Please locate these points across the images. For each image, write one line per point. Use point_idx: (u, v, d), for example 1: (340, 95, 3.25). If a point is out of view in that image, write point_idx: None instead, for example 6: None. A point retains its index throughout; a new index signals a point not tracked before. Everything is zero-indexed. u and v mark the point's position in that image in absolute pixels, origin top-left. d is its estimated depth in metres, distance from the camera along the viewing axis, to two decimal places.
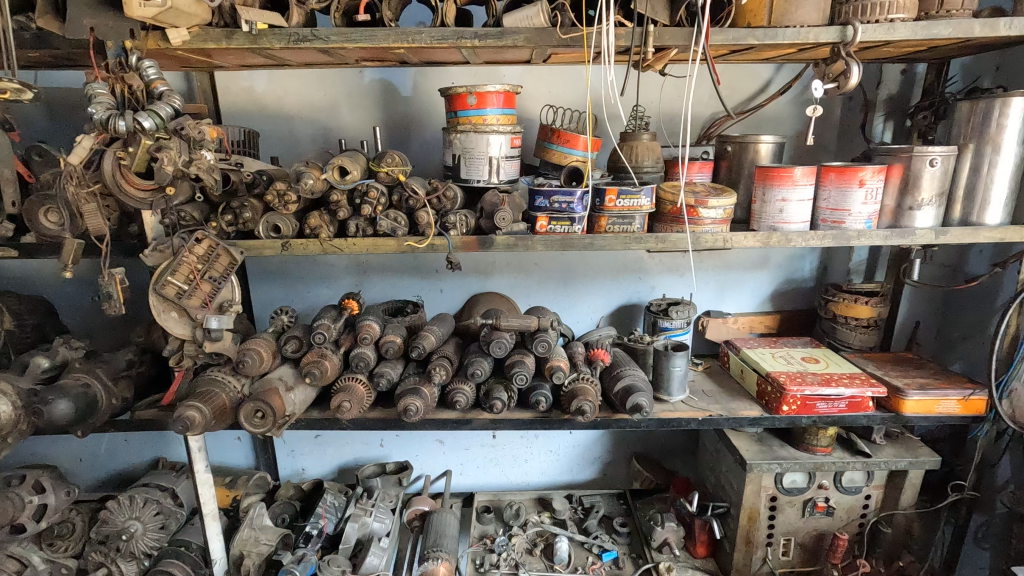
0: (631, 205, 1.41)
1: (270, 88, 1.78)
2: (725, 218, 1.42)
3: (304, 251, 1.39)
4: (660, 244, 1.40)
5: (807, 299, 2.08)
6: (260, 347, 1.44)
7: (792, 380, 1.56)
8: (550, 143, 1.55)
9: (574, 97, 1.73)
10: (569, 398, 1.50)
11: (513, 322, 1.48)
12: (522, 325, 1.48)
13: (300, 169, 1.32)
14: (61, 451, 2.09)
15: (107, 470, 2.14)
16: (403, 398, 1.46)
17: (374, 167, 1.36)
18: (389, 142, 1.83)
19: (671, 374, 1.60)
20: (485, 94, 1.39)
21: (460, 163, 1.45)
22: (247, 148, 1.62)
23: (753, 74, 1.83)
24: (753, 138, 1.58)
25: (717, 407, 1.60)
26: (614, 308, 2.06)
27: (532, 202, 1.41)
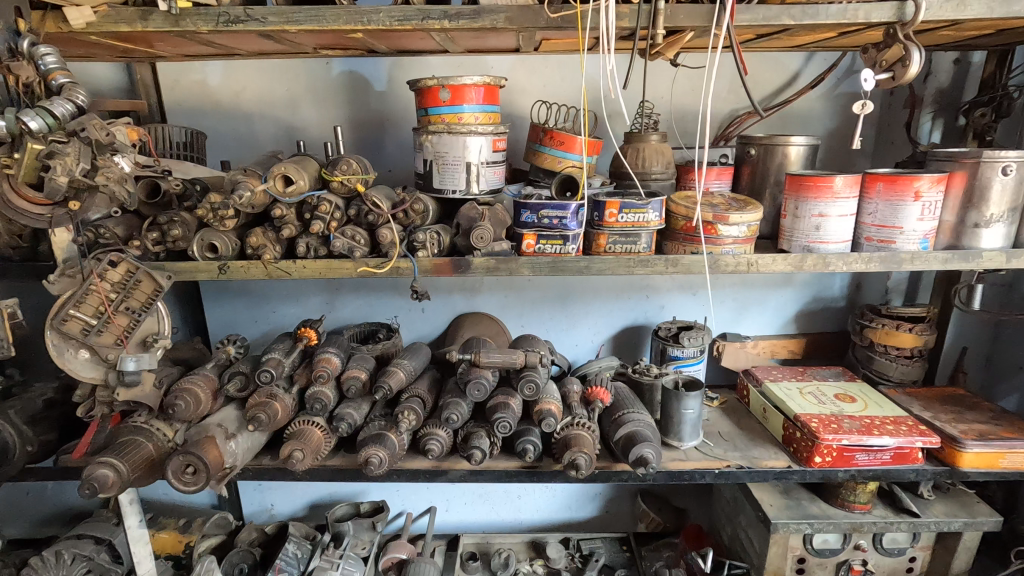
0: (636, 220, 1.18)
1: (226, 82, 1.56)
2: (748, 236, 1.18)
3: (245, 275, 1.17)
4: (671, 268, 1.16)
5: (837, 321, 1.84)
6: (197, 388, 1.23)
7: (826, 425, 1.33)
8: (542, 146, 1.34)
9: (573, 91, 1.50)
10: (561, 448, 1.27)
11: (496, 359, 1.25)
12: (507, 361, 1.25)
13: (235, 178, 1.09)
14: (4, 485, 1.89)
15: (56, 505, 1.94)
16: (365, 448, 1.24)
17: (327, 176, 1.13)
18: (362, 144, 1.60)
19: (683, 418, 1.36)
20: (461, 87, 1.16)
21: (432, 170, 1.21)
22: (192, 151, 1.41)
23: (779, 64, 1.61)
24: (782, 139, 1.34)
25: (737, 456, 1.36)
26: (618, 330, 1.83)
27: (518, 217, 1.18)
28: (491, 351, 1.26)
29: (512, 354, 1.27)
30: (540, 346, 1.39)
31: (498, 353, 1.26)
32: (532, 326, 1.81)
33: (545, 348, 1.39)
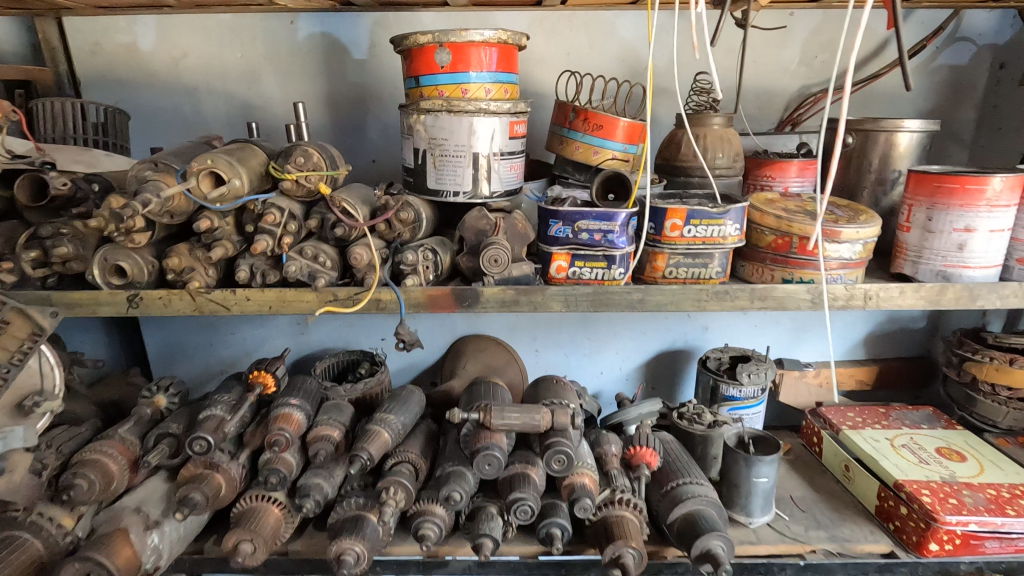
0: (709, 235, 0.85)
1: (161, 47, 1.21)
2: (864, 258, 0.85)
3: (166, 310, 0.84)
4: (758, 302, 0.84)
5: (917, 346, 1.53)
6: (107, 459, 0.91)
7: (941, 501, 1.01)
8: (572, 131, 1.02)
9: (608, 59, 1.17)
10: (599, 535, 0.96)
11: (514, 421, 0.93)
12: (531, 425, 0.93)
13: (142, 176, 0.76)
14: None
15: None
16: (337, 538, 0.92)
17: (276, 173, 0.81)
18: (337, 127, 1.26)
19: (753, 489, 1.05)
20: (465, 46, 0.83)
21: (426, 165, 0.88)
22: (111, 136, 1.06)
23: (865, 28, 1.28)
24: (891, 123, 1.01)
25: (822, 537, 1.05)
26: (651, 356, 1.50)
27: (544, 230, 0.86)
28: (507, 410, 0.93)
29: (538, 413, 0.94)
30: (572, 398, 1.06)
31: (516, 412, 0.93)
32: (548, 353, 1.48)
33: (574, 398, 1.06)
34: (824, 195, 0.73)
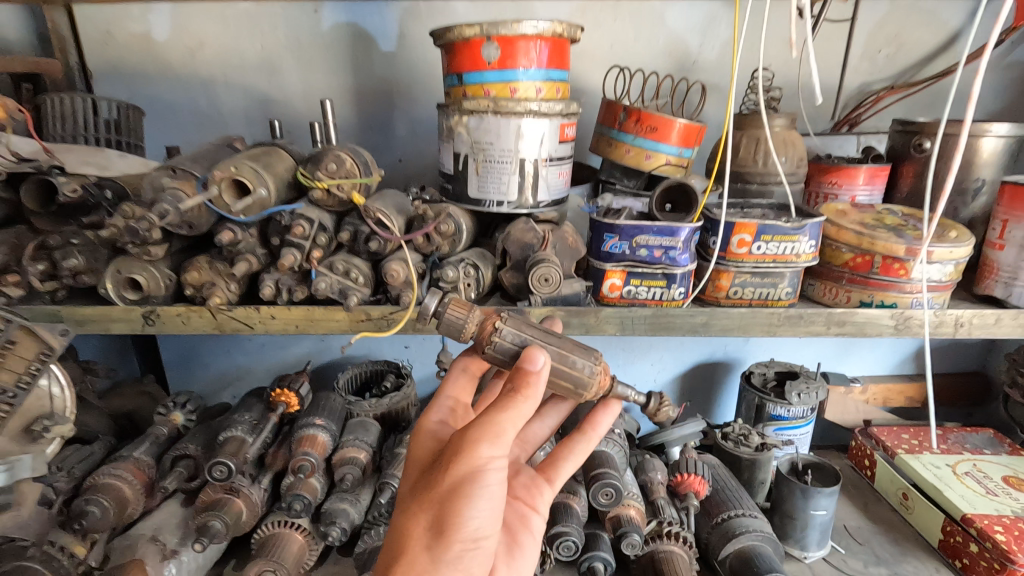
0: (780, 252, 0.77)
1: (176, 36, 1.13)
2: (953, 279, 0.77)
3: (183, 328, 0.77)
4: (835, 328, 0.76)
5: (971, 361, 1.44)
6: (121, 483, 0.85)
7: (1018, 539, 0.93)
8: (622, 133, 0.93)
9: (656, 55, 1.09)
10: (645, 570, 0.89)
11: (554, 381, 0.62)
12: (536, 342, 0.61)
13: (160, 182, 0.69)
14: None
15: None
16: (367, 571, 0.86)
17: (306, 181, 0.73)
18: (364, 123, 1.18)
19: (810, 522, 0.97)
20: (515, 40, 0.74)
21: (468, 171, 0.80)
22: (123, 135, 0.97)
23: (934, 22, 1.18)
24: (975, 127, 0.92)
25: (884, 573, 0.98)
26: (687, 369, 1.42)
27: (596, 245, 0.78)
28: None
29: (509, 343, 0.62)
30: (451, 326, 0.62)
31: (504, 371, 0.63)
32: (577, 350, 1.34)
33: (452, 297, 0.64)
34: (937, 211, 0.67)
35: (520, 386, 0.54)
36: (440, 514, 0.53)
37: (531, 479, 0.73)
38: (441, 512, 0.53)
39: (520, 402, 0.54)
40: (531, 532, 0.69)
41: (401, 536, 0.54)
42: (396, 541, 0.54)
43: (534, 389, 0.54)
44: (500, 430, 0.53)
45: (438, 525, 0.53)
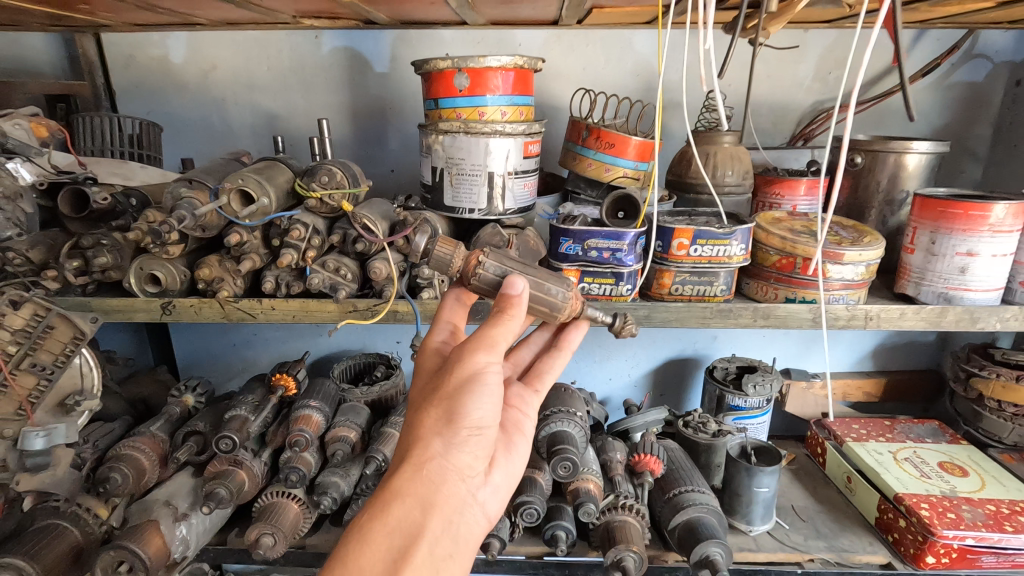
0: (714, 254, 0.88)
1: (191, 59, 1.26)
2: (865, 279, 0.88)
3: (196, 316, 0.89)
4: (761, 321, 0.87)
5: (925, 359, 1.53)
6: (140, 454, 0.97)
7: (940, 515, 1.04)
8: (585, 148, 1.04)
9: (620, 77, 1.21)
10: (602, 538, 1.00)
11: (532, 306, 0.72)
12: (516, 272, 0.71)
13: (178, 192, 0.81)
14: None
15: None
16: None
17: (302, 191, 0.85)
18: (359, 137, 1.30)
19: (754, 499, 1.08)
20: (483, 71, 0.86)
21: (444, 182, 0.92)
22: (144, 149, 1.10)
23: (879, 46, 1.28)
24: (900, 144, 1.03)
25: (822, 546, 1.09)
26: (659, 364, 1.53)
27: (554, 247, 0.90)
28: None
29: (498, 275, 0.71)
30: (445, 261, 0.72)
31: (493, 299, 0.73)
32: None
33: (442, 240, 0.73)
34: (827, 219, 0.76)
35: (508, 306, 0.64)
36: (450, 405, 0.61)
37: (522, 389, 0.82)
38: (450, 406, 0.61)
39: (507, 320, 0.65)
40: (524, 434, 0.77)
41: (416, 427, 0.62)
42: (410, 433, 0.62)
43: (518, 309, 0.65)
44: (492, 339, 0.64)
45: (448, 417, 0.61)
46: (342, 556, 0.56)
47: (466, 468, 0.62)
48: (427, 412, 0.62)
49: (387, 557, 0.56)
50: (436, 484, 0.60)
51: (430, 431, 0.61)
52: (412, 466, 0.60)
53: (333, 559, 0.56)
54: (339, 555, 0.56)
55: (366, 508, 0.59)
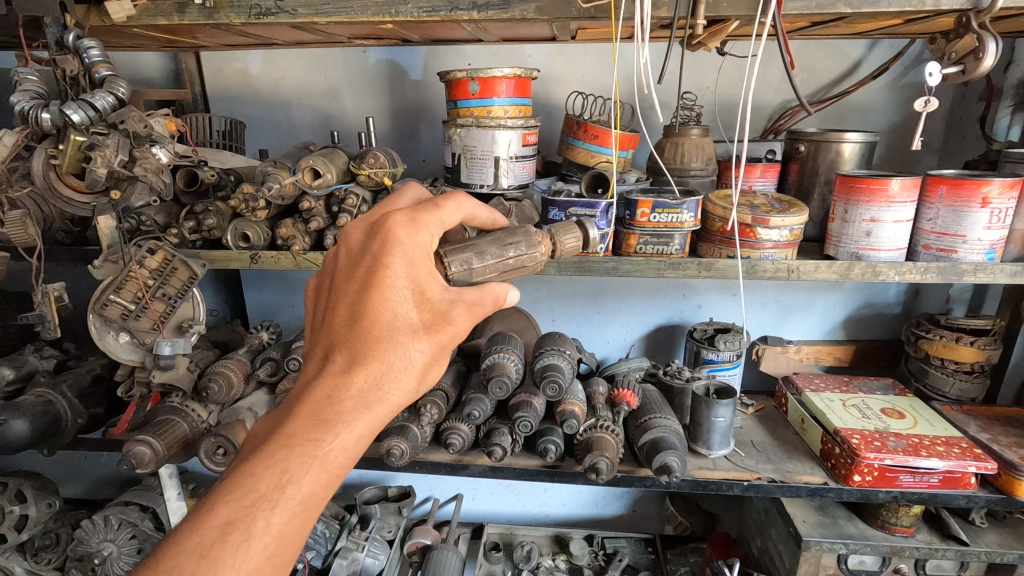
0: (670, 220, 1.12)
1: (266, 71, 1.57)
2: (790, 240, 1.11)
3: (275, 265, 1.18)
4: (705, 271, 1.11)
5: (891, 329, 1.72)
6: (229, 372, 1.27)
7: (868, 442, 1.25)
8: (576, 139, 1.29)
9: (612, 83, 1.46)
10: (583, 450, 1.24)
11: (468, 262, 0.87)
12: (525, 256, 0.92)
13: (266, 170, 1.11)
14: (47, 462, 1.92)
15: (91, 479, 1.92)
16: (387, 438, 1.24)
17: (355, 170, 1.14)
18: (397, 133, 1.60)
19: (712, 426, 1.31)
20: (491, 80, 1.13)
21: (461, 165, 1.20)
22: (232, 140, 1.42)
23: (838, 52, 1.48)
24: (835, 135, 1.24)
25: (770, 468, 1.31)
26: (650, 329, 1.77)
27: (545, 215, 1.16)
28: (488, 255, 0.88)
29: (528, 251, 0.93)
30: (564, 234, 1.00)
31: (516, 241, 0.92)
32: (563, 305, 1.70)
33: (579, 243, 1.02)
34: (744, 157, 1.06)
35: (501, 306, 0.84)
36: (427, 368, 0.75)
37: None
38: (430, 365, 0.75)
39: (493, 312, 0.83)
40: None
41: (395, 380, 0.71)
42: (388, 380, 0.71)
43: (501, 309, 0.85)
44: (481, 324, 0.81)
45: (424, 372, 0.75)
46: (295, 477, 0.66)
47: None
48: (411, 372, 0.72)
49: (327, 481, 0.68)
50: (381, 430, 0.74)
51: (405, 389, 0.72)
52: (379, 414, 0.71)
53: (286, 477, 0.65)
54: (293, 475, 0.66)
55: (324, 437, 0.68)
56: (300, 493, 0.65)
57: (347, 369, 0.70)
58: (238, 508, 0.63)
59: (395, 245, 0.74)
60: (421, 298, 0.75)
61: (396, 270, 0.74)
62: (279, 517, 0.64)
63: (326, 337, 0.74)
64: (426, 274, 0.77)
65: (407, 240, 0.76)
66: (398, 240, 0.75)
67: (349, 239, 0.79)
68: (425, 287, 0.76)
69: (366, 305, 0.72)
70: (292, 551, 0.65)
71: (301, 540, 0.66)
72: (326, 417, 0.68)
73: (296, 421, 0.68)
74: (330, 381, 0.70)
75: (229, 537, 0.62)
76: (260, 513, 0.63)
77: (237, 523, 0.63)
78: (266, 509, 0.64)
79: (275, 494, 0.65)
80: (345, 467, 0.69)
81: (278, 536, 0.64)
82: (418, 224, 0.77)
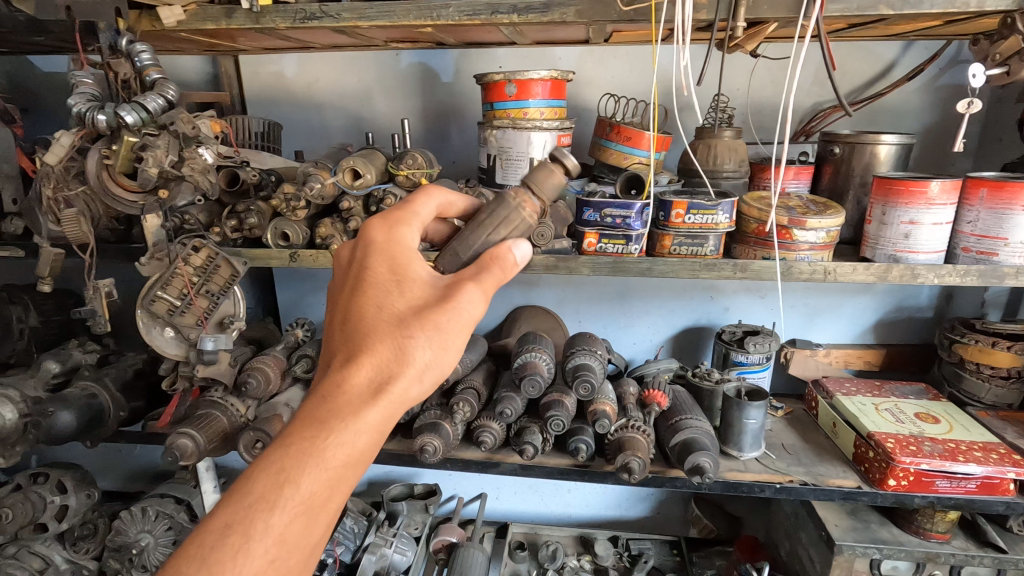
0: (704, 222, 1.13)
1: (301, 74, 1.61)
2: (826, 242, 1.11)
3: (314, 264, 1.19)
4: (740, 273, 1.11)
5: (923, 333, 1.70)
6: (267, 367, 1.30)
7: (903, 447, 1.23)
8: (608, 141, 1.30)
9: (643, 85, 1.47)
10: (614, 450, 1.25)
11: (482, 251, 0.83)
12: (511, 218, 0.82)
13: (308, 171, 1.14)
14: (83, 455, 1.97)
15: (125, 472, 1.97)
16: (420, 435, 1.26)
17: (393, 170, 1.16)
18: (428, 135, 1.62)
19: (744, 428, 1.31)
20: (528, 82, 1.15)
21: (496, 165, 1.21)
22: (269, 141, 1.45)
23: (871, 54, 1.47)
24: (871, 137, 1.23)
25: (801, 471, 1.31)
26: (676, 331, 1.77)
27: (579, 215, 1.17)
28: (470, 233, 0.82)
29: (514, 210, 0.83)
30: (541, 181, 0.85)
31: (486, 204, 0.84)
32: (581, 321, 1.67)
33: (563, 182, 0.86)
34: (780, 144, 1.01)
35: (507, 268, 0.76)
36: (432, 351, 0.69)
37: None
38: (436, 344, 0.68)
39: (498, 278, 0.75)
40: None
41: (393, 366, 0.67)
42: (385, 367, 0.67)
43: (509, 271, 0.76)
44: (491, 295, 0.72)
45: (431, 355, 0.68)
46: (294, 478, 0.63)
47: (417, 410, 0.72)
48: (410, 356, 0.67)
49: (333, 479, 0.64)
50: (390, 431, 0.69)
51: (411, 379, 0.67)
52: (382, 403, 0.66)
53: (284, 478, 0.63)
54: (291, 475, 0.63)
55: (322, 434, 0.65)
56: (300, 492, 0.62)
57: (344, 364, 0.69)
58: (237, 512, 0.61)
59: (372, 244, 0.76)
60: (409, 283, 0.73)
61: (377, 266, 0.74)
62: (278, 520, 0.61)
63: (327, 344, 0.74)
64: (410, 265, 0.75)
65: (384, 236, 0.76)
66: (374, 240, 0.76)
67: (341, 256, 0.82)
68: (409, 272, 0.73)
69: (354, 303, 0.72)
70: (295, 558, 0.62)
71: (306, 545, 0.63)
72: (323, 415, 0.65)
73: (295, 423, 0.66)
74: (329, 379, 0.68)
75: (226, 541, 0.60)
76: (261, 516, 0.61)
77: (236, 528, 0.60)
78: (264, 511, 0.61)
79: (272, 497, 0.62)
80: (350, 467, 0.65)
81: (279, 540, 0.61)
82: (394, 221, 0.78)
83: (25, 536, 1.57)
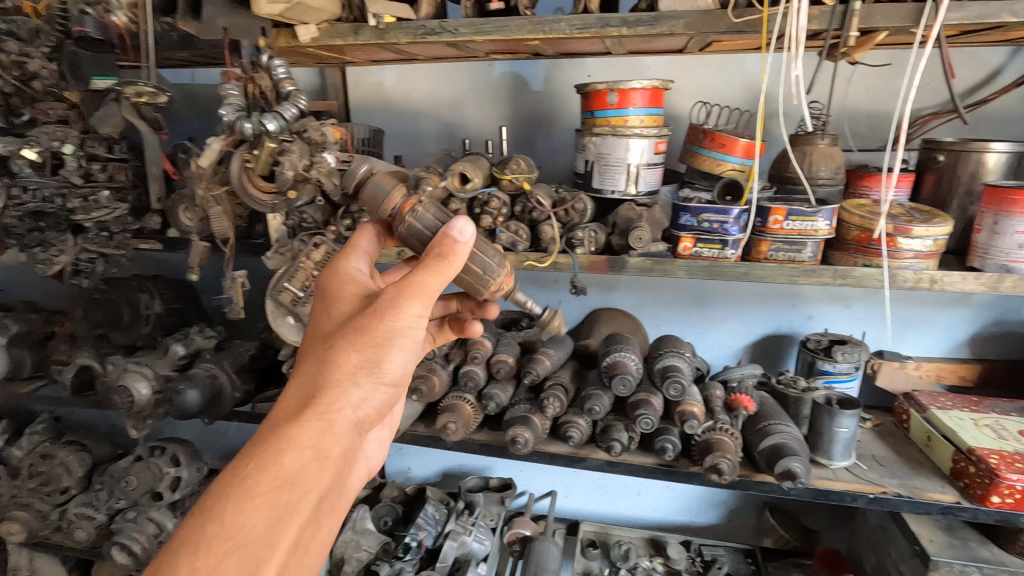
0: (804, 228, 1.14)
1: (399, 83, 1.71)
2: (932, 251, 1.10)
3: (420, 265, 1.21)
4: (839, 279, 1.12)
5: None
6: None
7: (1008, 463, 1.19)
8: (701, 148, 1.32)
9: (733, 93, 1.48)
10: (702, 451, 1.27)
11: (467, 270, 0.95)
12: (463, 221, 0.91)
13: (420, 175, 1.23)
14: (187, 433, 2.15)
15: (224, 451, 2.14)
16: (512, 427, 1.33)
17: (498, 175, 1.24)
18: (516, 141, 1.69)
19: (834, 436, 1.30)
20: (628, 91, 1.19)
21: (594, 170, 1.26)
22: (372, 147, 1.56)
23: (975, 59, 1.43)
24: (979, 145, 1.21)
25: (895, 483, 1.28)
26: (756, 338, 1.76)
27: (675, 219, 1.20)
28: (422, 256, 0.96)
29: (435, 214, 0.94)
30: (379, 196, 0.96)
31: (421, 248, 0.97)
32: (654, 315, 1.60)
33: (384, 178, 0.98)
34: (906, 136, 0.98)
35: (447, 254, 0.85)
36: (365, 360, 0.83)
37: None
38: (374, 350, 0.82)
39: (445, 267, 0.85)
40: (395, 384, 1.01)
41: (332, 379, 0.82)
42: (326, 382, 0.82)
43: (455, 258, 0.86)
44: (425, 290, 0.84)
45: (369, 360, 0.83)
46: (247, 488, 0.75)
47: (366, 417, 0.86)
48: (347, 369, 0.82)
49: (280, 484, 0.76)
50: (338, 434, 0.82)
51: (347, 385, 0.82)
52: (322, 411, 0.81)
53: (237, 489, 0.75)
54: (243, 485, 0.75)
55: (274, 448, 0.78)
56: (252, 497, 0.74)
57: (291, 389, 0.84)
58: (197, 522, 0.73)
59: (319, 287, 0.93)
60: (350, 307, 0.89)
61: (326, 301, 0.92)
62: (233, 523, 0.73)
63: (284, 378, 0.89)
64: (355, 294, 0.91)
65: (329, 277, 0.94)
66: (323, 283, 0.94)
67: None
68: (347, 301, 0.90)
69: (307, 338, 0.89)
70: (266, 553, 0.73)
71: (261, 546, 0.74)
72: (275, 433, 0.79)
73: (252, 444, 0.80)
74: (281, 404, 0.83)
75: (191, 550, 0.70)
76: (217, 521, 0.73)
77: (195, 537, 0.72)
78: (219, 519, 0.73)
79: (226, 507, 0.74)
80: (297, 471, 0.78)
81: (236, 540, 0.72)
82: (338, 264, 0.95)
83: (144, 503, 1.73)
